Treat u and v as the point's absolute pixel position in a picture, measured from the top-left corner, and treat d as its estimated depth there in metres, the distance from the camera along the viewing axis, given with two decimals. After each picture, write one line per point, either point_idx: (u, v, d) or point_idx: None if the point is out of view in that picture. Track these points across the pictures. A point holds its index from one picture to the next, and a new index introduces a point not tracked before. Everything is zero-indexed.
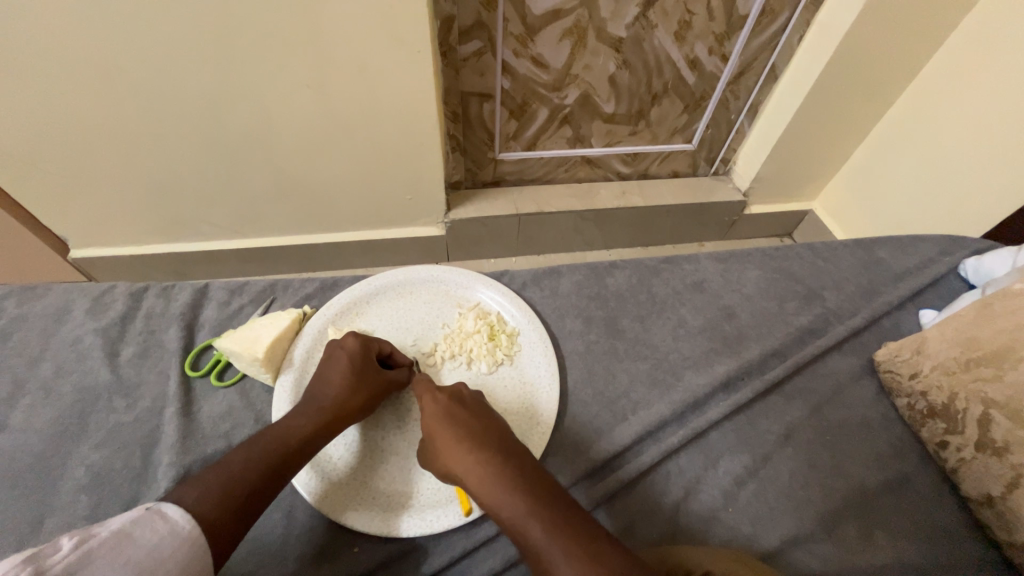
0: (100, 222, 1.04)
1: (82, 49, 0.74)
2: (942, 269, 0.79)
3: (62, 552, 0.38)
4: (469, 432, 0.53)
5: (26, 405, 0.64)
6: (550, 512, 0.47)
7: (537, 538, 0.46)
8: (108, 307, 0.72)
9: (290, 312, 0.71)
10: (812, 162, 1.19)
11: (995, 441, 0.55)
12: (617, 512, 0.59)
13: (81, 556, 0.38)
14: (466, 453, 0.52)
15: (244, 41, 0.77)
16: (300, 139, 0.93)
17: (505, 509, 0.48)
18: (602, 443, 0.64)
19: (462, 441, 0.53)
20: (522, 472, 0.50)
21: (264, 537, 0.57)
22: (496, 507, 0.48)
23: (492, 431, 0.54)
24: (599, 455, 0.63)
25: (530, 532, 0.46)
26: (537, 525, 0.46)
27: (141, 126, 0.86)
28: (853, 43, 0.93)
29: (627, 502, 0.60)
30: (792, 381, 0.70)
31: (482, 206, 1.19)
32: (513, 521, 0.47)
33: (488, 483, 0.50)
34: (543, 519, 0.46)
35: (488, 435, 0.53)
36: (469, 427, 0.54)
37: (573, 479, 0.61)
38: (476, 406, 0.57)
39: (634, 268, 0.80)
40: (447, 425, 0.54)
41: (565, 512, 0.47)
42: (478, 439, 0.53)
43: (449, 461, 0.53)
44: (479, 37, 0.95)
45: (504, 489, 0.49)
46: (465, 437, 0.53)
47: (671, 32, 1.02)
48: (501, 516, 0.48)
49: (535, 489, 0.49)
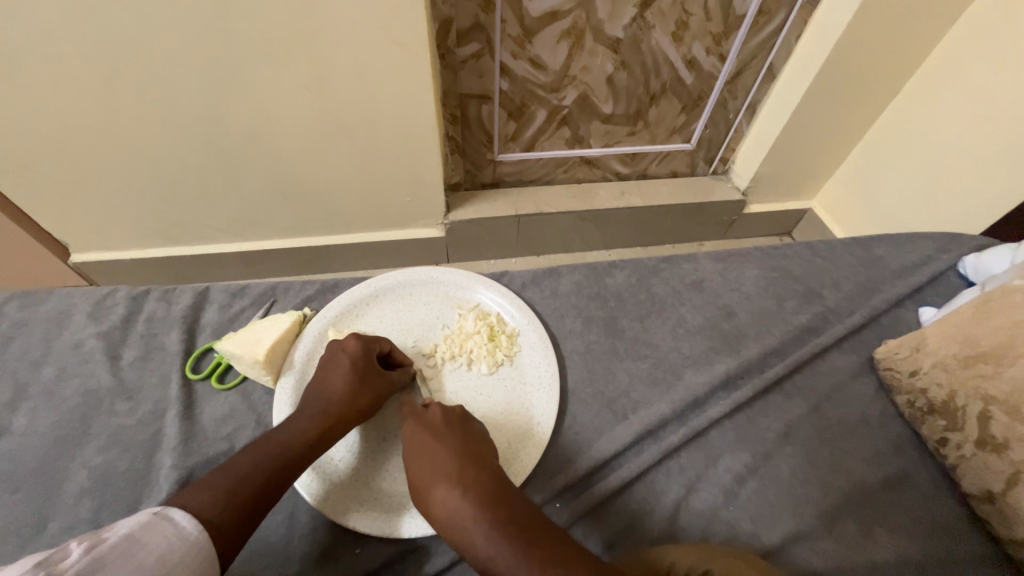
0: (101, 226, 1.04)
1: (83, 54, 0.75)
2: (941, 266, 0.79)
3: (74, 557, 0.38)
4: (433, 465, 0.53)
5: (28, 409, 0.64)
6: (513, 548, 0.47)
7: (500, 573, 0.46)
8: (110, 311, 0.72)
9: (291, 315, 0.71)
10: (810, 160, 1.20)
11: (995, 437, 0.55)
12: (594, 528, 0.58)
13: (93, 560, 0.38)
14: (430, 487, 0.52)
15: (244, 45, 0.77)
16: (300, 142, 0.93)
17: (471, 547, 0.48)
18: (579, 458, 0.63)
19: (428, 476, 0.53)
20: (485, 507, 0.49)
21: (267, 539, 0.57)
22: (462, 546, 0.49)
23: (455, 458, 0.53)
24: (576, 471, 0.62)
25: (494, 567, 0.47)
26: (501, 563, 0.46)
27: (141, 131, 0.87)
28: (850, 42, 0.93)
29: (604, 516, 0.59)
30: (792, 379, 0.70)
31: (481, 207, 1.20)
32: (479, 559, 0.48)
33: (451, 516, 0.50)
34: (506, 556, 0.46)
35: (450, 465, 0.53)
36: (433, 461, 0.54)
37: (547, 497, 0.60)
38: (445, 430, 0.56)
39: (634, 268, 0.81)
40: (413, 458, 0.55)
41: (527, 544, 0.47)
42: (441, 470, 0.53)
43: (419, 498, 0.53)
44: (477, 39, 0.96)
45: (468, 526, 0.49)
46: (430, 472, 0.53)
47: (669, 32, 1.02)
48: (469, 554, 0.49)
49: (496, 521, 0.48)
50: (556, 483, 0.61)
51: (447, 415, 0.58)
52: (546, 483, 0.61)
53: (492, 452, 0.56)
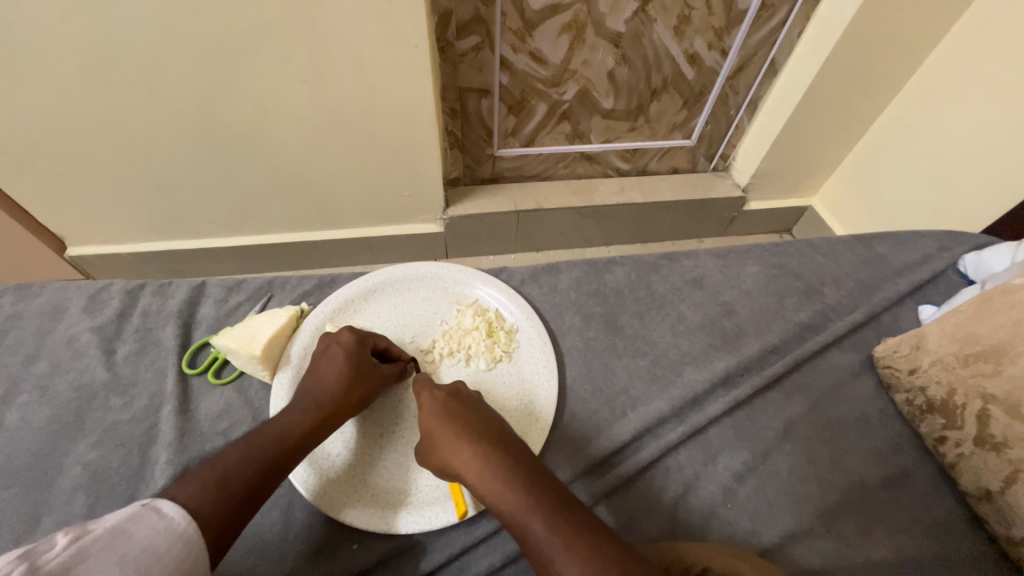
0: (97, 220, 1.03)
1: (76, 45, 0.74)
2: (942, 264, 0.79)
3: (58, 548, 0.37)
4: (467, 427, 0.53)
5: (21, 403, 0.64)
6: (551, 504, 0.47)
7: (536, 529, 0.46)
8: (104, 305, 0.72)
9: (287, 309, 0.70)
10: (811, 157, 1.19)
11: (994, 436, 0.55)
12: (616, 508, 0.59)
13: (76, 553, 0.38)
14: (465, 446, 0.52)
15: (240, 36, 0.76)
16: (297, 137, 0.93)
17: (507, 504, 0.48)
18: (599, 440, 0.64)
19: (461, 436, 0.53)
20: (522, 467, 0.50)
21: (262, 536, 0.57)
22: (496, 502, 0.48)
23: (489, 425, 0.54)
24: (597, 452, 0.63)
25: (529, 522, 0.46)
26: (539, 518, 0.46)
27: (137, 124, 0.86)
28: (852, 39, 0.92)
29: (625, 497, 0.60)
30: (791, 377, 0.69)
31: (481, 202, 1.19)
32: (513, 516, 0.47)
33: (488, 473, 0.50)
34: (545, 511, 0.46)
35: (485, 428, 0.53)
36: (466, 423, 0.54)
37: (572, 475, 0.61)
38: (476, 402, 0.57)
39: (633, 264, 0.80)
40: (445, 420, 0.54)
41: (563, 502, 0.47)
42: (476, 433, 0.53)
43: (448, 458, 0.53)
44: (477, 32, 0.95)
45: (505, 482, 0.49)
46: (463, 433, 0.53)
47: (670, 27, 1.01)
48: (501, 511, 0.48)
49: (534, 480, 0.49)
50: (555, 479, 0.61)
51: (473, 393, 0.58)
52: (565, 463, 0.62)
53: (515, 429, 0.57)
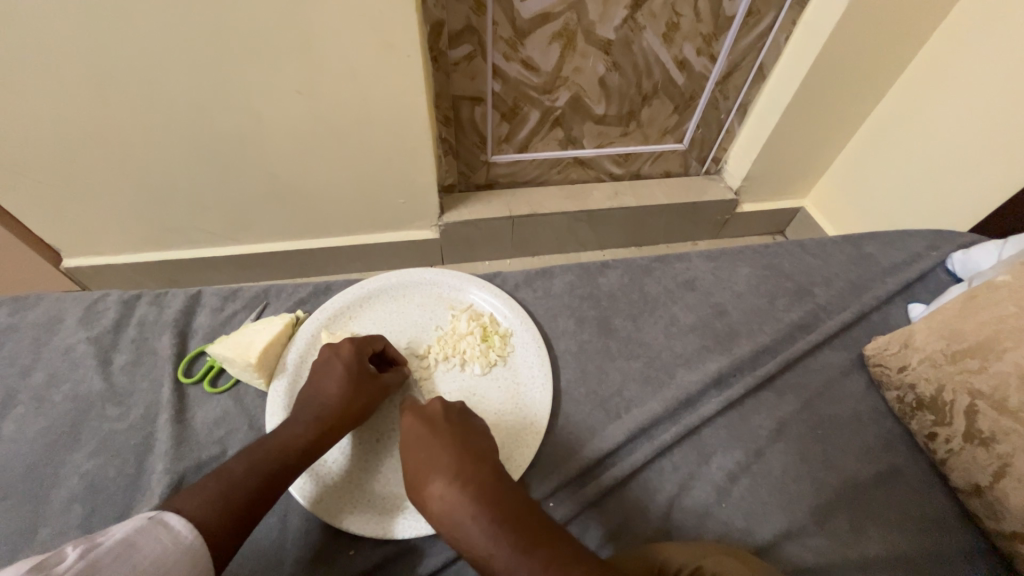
0: (94, 232, 1.04)
1: (74, 58, 0.75)
2: (930, 263, 0.80)
3: (69, 560, 0.38)
4: (430, 461, 0.51)
5: (18, 414, 0.64)
6: (515, 541, 0.45)
7: (501, 574, 0.44)
8: (101, 315, 0.72)
9: (283, 317, 0.71)
10: (801, 160, 1.20)
11: (982, 431, 0.56)
12: (596, 523, 0.59)
13: (88, 565, 0.38)
14: (426, 483, 0.50)
15: (235, 48, 0.77)
16: (293, 146, 0.94)
17: (471, 543, 0.46)
18: (581, 453, 0.63)
19: (424, 472, 0.51)
20: (483, 505, 0.47)
21: (259, 543, 0.57)
22: (459, 543, 0.47)
23: (452, 454, 0.51)
24: (583, 460, 0.62)
25: (494, 567, 0.45)
26: (502, 557, 0.45)
27: (134, 136, 0.87)
28: (838, 43, 0.94)
29: (605, 510, 0.60)
30: (783, 377, 0.70)
31: (476, 208, 1.20)
32: (478, 556, 0.46)
33: (448, 514, 0.47)
34: (506, 553, 0.44)
35: (447, 460, 0.50)
36: (434, 452, 0.52)
37: (549, 492, 0.61)
38: (441, 425, 0.54)
39: (626, 267, 0.81)
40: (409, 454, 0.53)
41: (528, 540, 0.45)
42: (436, 466, 0.50)
43: (415, 493, 0.51)
44: (469, 42, 0.96)
45: (465, 522, 0.47)
46: (426, 467, 0.51)
47: (659, 33, 1.02)
48: (466, 548, 0.46)
49: (496, 519, 0.46)
50: (543, 489, 0.61)
51: (444, 410, 0.56)
52: (544, 479, 0.62)
53: (488, 446, 0.54)
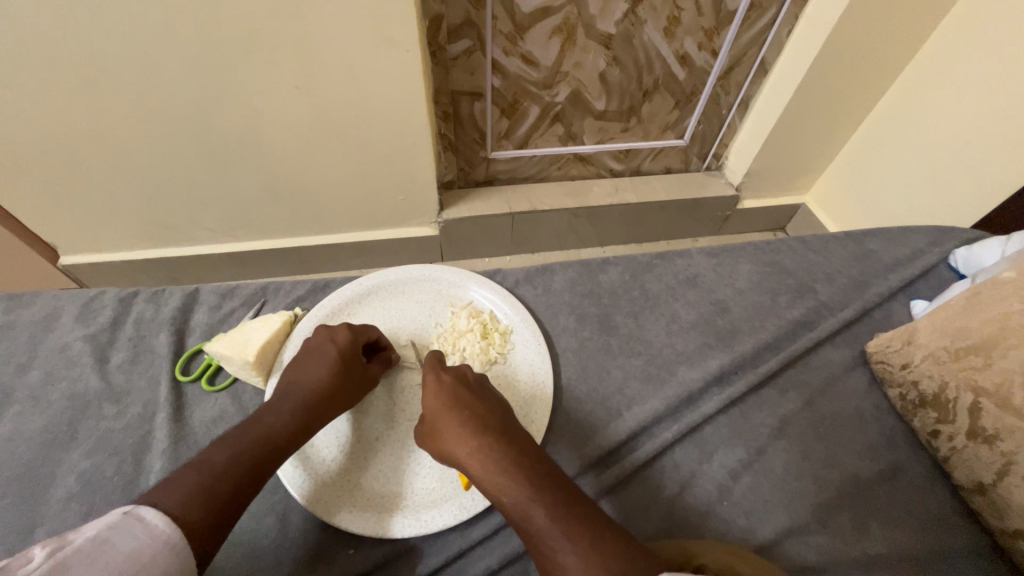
0: (92, 229, 1.03)
1: (66, 54, 0.74)
2: (934, 259, 0.79)
3: (37, 561, 0.36)
4: (473, 416, 0.54)
5: (15, 413, 0.63)
6: (551, 495, 0.47)
7: (537, 519, 0.46)
8: (97, 313, 0.72)
9: (281, 314, 0.71)
10: (802, 156, 1.20)
11: (986, 429, 0.56)
12: (616, 506, 0.59)
13: (57, 563, 0.37)
14: (469, 436, 0.53)
15: (230, 42, 0.76)
16: (291, 143, 0.93)
17: (508, 491, 0.48)
18: (600, 438, 0.64)
19: (466, 425, 0.53)
20: (525, 461, 0.50)
21: (259, 541, 0.57)
22: (499, 492, 0.49)
23: (495, 416, 0.55)
24: (599, 449, 0.63)
25: (532, 513, 0.47)
26: (540, 508, 0.46)
27: (130, 132, 0.86)
28: (840, 38, 0.93)
29: (627, 495, 0.60)
30: (785, 374, 0.70)
31: (476, 204, 1.20)
32: (515, 504, 0.48)
33: (491, 466, 0.50)
34: (546, 500, 0.47)
35: (491, 418, 0.54)
36: (473, 412, 0.54)
37: (575, 472, 0.61)
38: (481, 390, 0.58)
39: (627, 264, 0.81)
40: (450, 408, 0.55)
41: (564, 494, 0.48)
42: (480, 422, 0.54)
43: (450, 449, 0.54)
44: (468, 36, 0.95)
45: (507, 472, 0.49)
46: (469, 422, 0.54)
47: (660, 27, 1.01)
48: (501, 497, 0.49)
49: (537, 473, 0.49)
50: (569, 467, 0.62)
51: (476, 378, 0.59)
52: (572, 456, 0.63)
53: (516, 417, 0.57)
